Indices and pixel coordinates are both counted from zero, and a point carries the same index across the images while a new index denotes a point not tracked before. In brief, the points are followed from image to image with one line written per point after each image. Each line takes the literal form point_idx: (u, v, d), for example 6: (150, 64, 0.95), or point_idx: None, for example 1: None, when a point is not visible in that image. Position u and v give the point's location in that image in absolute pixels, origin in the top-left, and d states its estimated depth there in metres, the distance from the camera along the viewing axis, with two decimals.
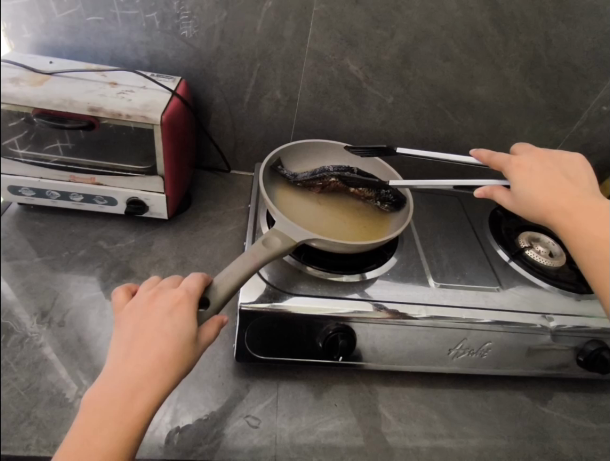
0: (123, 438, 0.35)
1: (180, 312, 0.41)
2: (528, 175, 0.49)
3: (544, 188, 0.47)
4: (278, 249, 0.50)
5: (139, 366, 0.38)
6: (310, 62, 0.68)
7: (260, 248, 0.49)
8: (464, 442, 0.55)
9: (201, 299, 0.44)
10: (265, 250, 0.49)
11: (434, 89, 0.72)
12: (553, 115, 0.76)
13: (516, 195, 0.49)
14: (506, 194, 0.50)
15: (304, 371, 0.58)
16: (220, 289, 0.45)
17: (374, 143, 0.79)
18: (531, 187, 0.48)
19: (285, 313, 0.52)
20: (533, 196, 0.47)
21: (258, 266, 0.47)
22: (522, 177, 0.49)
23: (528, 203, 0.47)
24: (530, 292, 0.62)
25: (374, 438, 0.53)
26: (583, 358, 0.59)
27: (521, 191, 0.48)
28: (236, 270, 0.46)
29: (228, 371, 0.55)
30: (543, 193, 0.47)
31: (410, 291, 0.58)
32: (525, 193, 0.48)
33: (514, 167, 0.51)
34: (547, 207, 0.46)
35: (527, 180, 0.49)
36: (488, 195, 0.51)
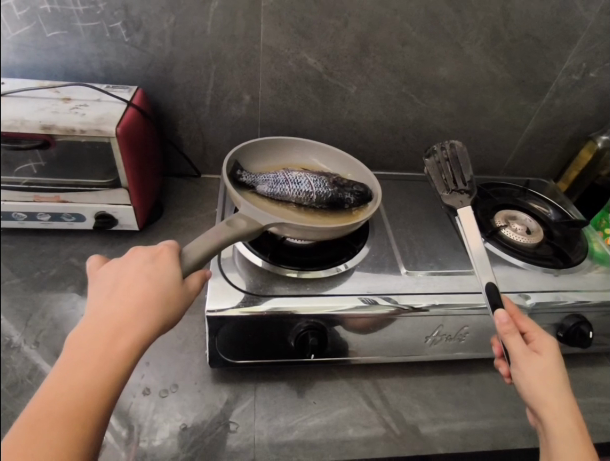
0: (113, 366, 0.35)
1: (163, 261, 0.43)
2: (555, 362, 0.45)
3: (553, 390, 0.43)
4: (245, 230, 0.50)
5: (125, 302, 0.39)
6: (267, 59, 0.67)
7: (225, 228, 0.48)
8: (446, 427, 0.55)
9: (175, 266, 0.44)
10: (230, 230, 0.49)
11: (396, 75, 0.71)
12: (521, 89, 0.75)
13: (530, 357, 0.44)
14: (519, 340, 0.45)
15: (281, 372, 0.57)
16: (188, 257, 0.44)
17: (343, 134, 0.78)
18: (538, 382, 0.43)
19: (254, 315, 0.51)
20: (536, 398, 0.43)
21: (222, 242, 0.47)
22: (548, 355, 0.45)
23: (540, 373, 0.44)
24: (505, 272, 0.61)
25: (356, 433, 0.53)
26: (563, 333, 0.58)
27: (539, 364, 0.44)
28: (205, 243, 0.46)
29: (204, 377, 0.55)
30: (554, 400, 0.43)
31: (382, 281, 0.57)
32: (533, 373, 0.44)
33: (541, 342, 0.46)
34: (546, 404, 0.43)
35: (553, 367, 0.44)
36: (504, 323, 0.46)
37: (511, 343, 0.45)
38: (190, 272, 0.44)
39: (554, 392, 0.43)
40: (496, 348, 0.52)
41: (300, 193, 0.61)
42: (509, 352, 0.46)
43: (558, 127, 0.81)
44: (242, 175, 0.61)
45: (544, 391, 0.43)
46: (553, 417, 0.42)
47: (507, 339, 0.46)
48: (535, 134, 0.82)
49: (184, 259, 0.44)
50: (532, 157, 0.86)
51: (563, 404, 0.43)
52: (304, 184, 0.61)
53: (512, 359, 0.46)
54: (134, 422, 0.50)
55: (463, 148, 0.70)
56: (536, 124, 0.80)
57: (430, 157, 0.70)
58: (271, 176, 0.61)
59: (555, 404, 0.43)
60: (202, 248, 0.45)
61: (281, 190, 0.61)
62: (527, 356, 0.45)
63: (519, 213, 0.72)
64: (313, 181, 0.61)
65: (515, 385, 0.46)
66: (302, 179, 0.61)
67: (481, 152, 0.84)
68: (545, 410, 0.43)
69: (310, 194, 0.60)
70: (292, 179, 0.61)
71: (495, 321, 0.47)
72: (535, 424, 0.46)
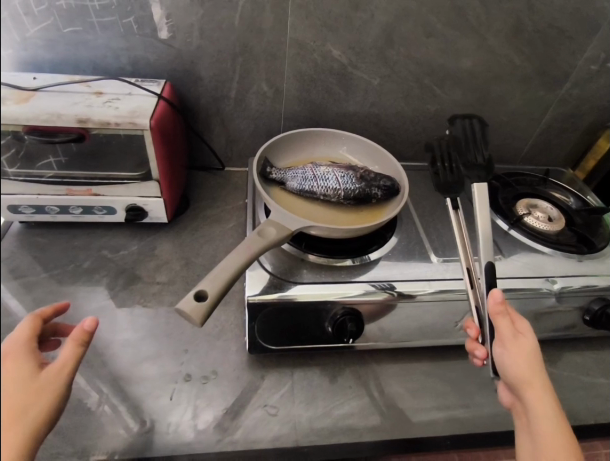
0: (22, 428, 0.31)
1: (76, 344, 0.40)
2: (531, 343, 0.48)
3: (534, 368, 0.47)
4: (274, 239, 0.47)
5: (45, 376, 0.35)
6: (293, 51, 0.68)
7: (255, 239, 0.45)
8: (479, 410, 0.56)
9: (199, 296, 0.39)
10: (260, 241, 0.46)
11: (419, 67, 0.72)
12: (541, 79, 0.76)
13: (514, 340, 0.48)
14: (505, 324, 0.48)
15: (316, 357, 0.59)
16: (216, 281, 0.40)
17: (364, 126, 0.80)
18: (523, 366, 0.47)
19: (290, 302, 0.53)
20: (522, 380, 0.47)
21: (253, 256, 0.44)
22: (526, 337, 0.48)
23: (523, 355, 0.47)
24: (532, 258, 0.62)
25: (392, 416, 0.54)
26: (590, 317, 0.59)
27: (521, 346, 0.47)
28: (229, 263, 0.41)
29: (241, 364, 0.56)
30: (534, 379, 0.47)
31: (413, 269, 0.58)
32: (517, 355, 0.47)
33: (520, 325, 0.49)
34: (527, 384, 0.46)
35: (531, 348, 0.48)
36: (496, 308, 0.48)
37: (500, 326, 0.48)
38: (223, 291, 0.40)
39: (537, 374, 0.47)
40: (472, 331, 0.53)
41: (328, 189, 0.59)
42: (497, 335, 0.49)
43: (574, 117, 0.83)
44: (272, 172, 0.61)
45: (530, 375, 0.47)
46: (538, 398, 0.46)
47: (497, 323, 0.48)
48: (552, 124, 0.84)
49: (213, 280, 0.40)
50: (549, 146, 0.87)
51: (544, 385, 0.47)
52: (331, 180, 0.59)
53: (499, 342, 0.49)
54: (177, 408, 0.51)
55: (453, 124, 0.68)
56: (555, 113, 0.82)
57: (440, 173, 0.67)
58: (299, 172, 0.60)
59: (539, 386, 0.46)
60: (235, 262, 0.42)
61: (309, 187, 0.60)
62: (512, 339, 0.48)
63: (540, 202, 0.73)
64: (341, 176, 0.60)
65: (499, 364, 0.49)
66: (330, 175, 0.60)
67: (499, 141, 0.86)
68: (529, 393, 0.46)
69: (339, 191, 0.59)
70: (320, 175, 0.60)
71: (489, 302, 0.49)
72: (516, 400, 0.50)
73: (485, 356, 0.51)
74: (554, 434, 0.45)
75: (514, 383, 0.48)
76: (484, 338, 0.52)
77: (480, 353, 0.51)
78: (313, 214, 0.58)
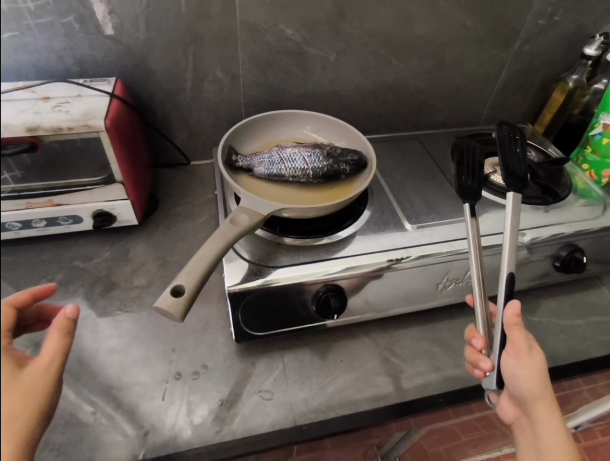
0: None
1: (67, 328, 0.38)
2: (539, 360, 0.51)
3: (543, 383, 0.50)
4: (247, 225, 0.47)
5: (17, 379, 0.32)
6: (245, 35, 0.67)
7: (228, 227, 0.45)
8: (467, 366, 0.58)
9: (174, 289, 0.38)
10: (234, 228, 0.45)
11: (374, 38, 0.71)
12: (494, 39, 0.77)
13: (527, 359, 0.49)
14: (520, 343, 0.49)
15: (305, 337, 0.59)
16: (192, 274, 0.39)
17: (326, 104, 0.79)
18: (536, 383, 0.49)
19: (271, 287, 0.52)
20: (534, 394, 0.50)
21: (229, 244, 0.43)
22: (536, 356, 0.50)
23: (535, 373, 0.50)
24: (501, 214, 0.64)
25: (385, 382, 0.55)
26: (559, 262, 0.62)
27: (533, 364, 0.50)
28: (205, 257, 0.41)
29: (231, 354, 0.57)
30: (540, 392, 0.50)
31: (389, 239, 0.59)
32: (529, 373, 0.49)
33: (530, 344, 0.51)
34: (536, 397, 0.50)
35: (539, 364, 0.50)
36: (513, 325, 0.49)
37: (516, 341, 0.49)
38: (200, 283, 0.39)
39: (544, 388, 0.50)
40: (478, 341, 0.52)
41: (297, 170, 0.59)
42: (509, 349, 0.50)
43: (529, 73, 0.84)
44: (238, 160, 0.60)
45: (540, 390, 0.50)
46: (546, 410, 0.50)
47: (513, 337, 0.49)
48: (509, 82, 0.85)
49: (188, 273, 0.39)
50: (507, 104, 0.89)
51: (548, 397, 0.51)
52: (299, 161, 0.59)
53: (512, 357, 0.50)
54: (171, 406, 0.51)
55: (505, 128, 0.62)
56: (510, 71, 0.83)
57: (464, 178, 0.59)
58: (266, 157, 0.60)
59: (545, 397, 0.51)
60: (211, 253, 0.41)
61: (277, 170, 0.59)
62: (526, 358, 0.49)
63: None
64: (308, 156, 0.59)
65: (509, 381, 0.51)
66: (296, 156, 0.59)
67: (460, 105, 0.87)
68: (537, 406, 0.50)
69: (307, 171, 0.59)
70: (287, 157, 0.60)
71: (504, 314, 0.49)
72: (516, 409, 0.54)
73: (491, 368, 0.50)
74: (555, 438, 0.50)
75: (525, 397, 0.51)
76: (488, 348, 0.52)
77: (486, 365, 0.50)
78: (286, 197, 0.58)
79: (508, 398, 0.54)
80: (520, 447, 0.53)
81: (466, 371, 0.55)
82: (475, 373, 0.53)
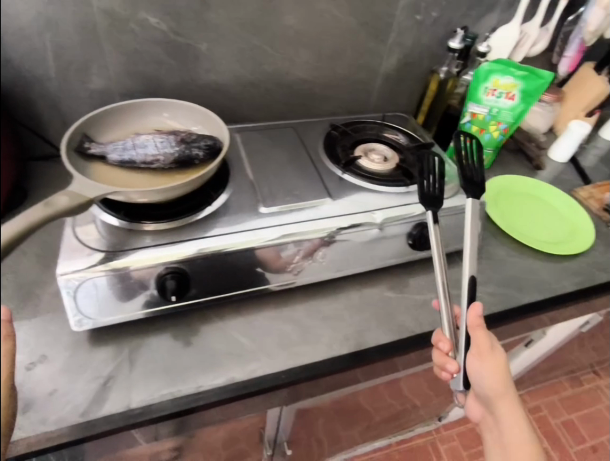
0: None
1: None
2: (501, 363, 0.57)
3: (500, 385, 0.57)
4: (65, 208, 0.47)
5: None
6: (105, 22, 0.66)
7: (40, 208, 0.44)
8: (316, 342, 0.60)
9: None
10: (47, 210, 0.45)
11: (244, 27, 0.73)
12: (367, 31, 0.80)
13: (486, 362, 0.56)
14: (482, 347, 0.56)
15: (160, 322, 0.60)
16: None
17: (206, 94, 0.79)
18: (498, 383, 0.56)
19: (108, 274, 0.52)
20: (496, 392, 0.57)
21: (37, 224, 0.43)
22: (490, 361, 0.56)
23: (483, 378, 0.56)
24: (360, 196, 0.67)
25: (232, 362, 0.57)
26: (412, 241, 0.66)
27: (490, 368, 0.56)
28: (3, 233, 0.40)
29: (78, 342, 0.56)
30: (498, 392, 0.57)
31: (239, 223, 0.60)
32: (483, 373, 0.56)
33: (493, 347, 0.57)
34: (497, 395, 0.57)
35: (502, 369, 0.56)
36: (475, 324, 0.56)
37: (480, 343, 0.56)
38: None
39: (504, 388, 0.57)
40: (444, 344, 0.58)
41: (148, 156, 0.59)
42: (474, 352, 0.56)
43: (407, 65, 0.89)
44: (90, 146, 0.59)
45: (503, 390, 0.57)
46: (508, 405, 0.58)
47: (473, 335, 0.56)
48: (390, 74, 0.89)
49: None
50: (391, 95, 0.93)
51: (510, 394, 0.58)
52: (150, 147, 0.60)
53: (477, 359, 0.56)
54: None
55: (476, 138, 0.68)
56: (389, 62, 0.87)
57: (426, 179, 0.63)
58: (119, 144, 0.60)
59: (507, 397, 0.58)
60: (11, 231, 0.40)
61: (130, 156, 0.59)
62: (480, 357, 0.56)
63: (375, 145, 0.77)
64: (160, 142, 0.60)
65: (474, 380, 0.58)
66: (149, 142, 0.60)
67: (346, 96, 0.89)
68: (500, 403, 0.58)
69: (159, 156, 0.59)
70: (139, 144, 0.60)
71: (469, 316, 0.56)
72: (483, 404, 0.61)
73: (457, 370, 0.56)
74: (520, 428, 0.58)
75: (491, 396, 0.58)
76: (454, 350, 0.58)
77: (452, 367, 0.56)
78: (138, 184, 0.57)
79: (474, 398, 0.62)
80: (486, 441, 0.62)
81: (434, 374, 0.61)
82: (443, 376, 0.59)
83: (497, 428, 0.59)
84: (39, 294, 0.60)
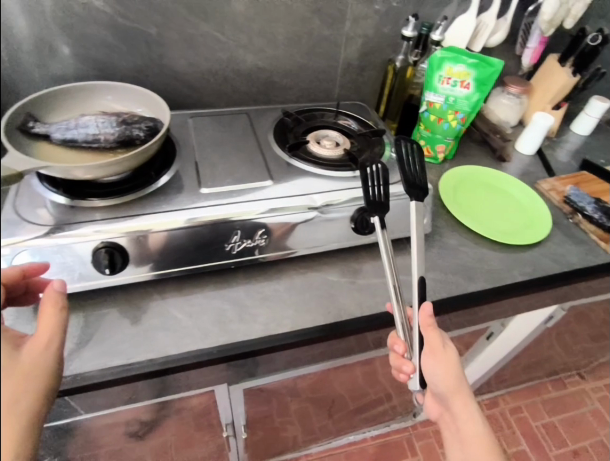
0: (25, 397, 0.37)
1: (53, 308, 0.43)
2: (454, 363, 0.57)
3: (455, 381, 0.57)
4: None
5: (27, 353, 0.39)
6: (51, 5, 0.67)
7: None
8: (252, 322, 0.60)
9: None
10: None
11: (193, 12, 0.74)
12: (320, 18, 0.81)
13: (441, 360, 0.56)
14: (436, 345, 0.56)
15: (98, 299, 0.60)
16: None
17: (162, 81, 0.80)
18: (452, 382, 0.57)
19: (48, 246, 0.54)
20: (450, 389, 0.58)
21: None
22: (445, 362, 0.56)
23: (439, 376, 0.57)
24: (303, 180, 0.67)
25: (164, 337, 0.57)
26: (354, 224, 0.67)
27: (444, 367, 0.56)
28: None
29: (15, 314, 0.57)
30: (451, 389, 0.58)
31: (179, 201, 0.61)
32: (438, 370, 0.56)
33: (445, 348, 0.57)
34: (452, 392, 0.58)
35: (454, 368, 0.57)
36: (427, 323, 0.56)
37: (432, 342, 0.57)
38: None
39: (460, 385, 0.58)
40: (399, 346, 0.59)
41: (89, 135, 0.61)
42: (426, 351, 0.57)
43: (367, 54, 0.89)
44: (34, 126, 0.61)
45: (456, 387, 0.58)
46: (462, 400, 0.59)
47: (428, 332, 0.56)
48: (349, 63, 0.90)
49: None
50: (353, 85, 0.94)
51: (465, 391, 0.59)
52: (91, 128, 0.61)
53: (429, 356, 0.56)
54: None
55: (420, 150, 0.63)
56: (347, 52, 0.88)
57: (374, 165, 0.62)
58: (62, 124, 0.61)
59: (462, 392, 0.59)
60: None
61: (71, 135, 0.61)
62: (435, 356, 0.56)
63: (328, 132, 0.78)
64: (101, 122, 0.62)
65: (428, 377, 0.58)
66: (90, 122, 0.62)
67: (307, 85, 0.90)
68: (454, 398, 0.59)
69: (99, 136, 0.61)
70: (81, 124, 0.62)
71: (420, 316, 0.57)
72: (437, 400, 0.62)
73: (413, 370, 0.57)
74: (474, 423, 0.60)
75: (445, 394, 0.59)
76: (409, 352, 0.59)
77: (409, 368, 0.57)
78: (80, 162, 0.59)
79: (431, 395, 0.62)
80: (445, 439, 0.62)
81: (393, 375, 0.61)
82: (402, 376, 0.60)
83: (455, 424, 0.60)
84: None
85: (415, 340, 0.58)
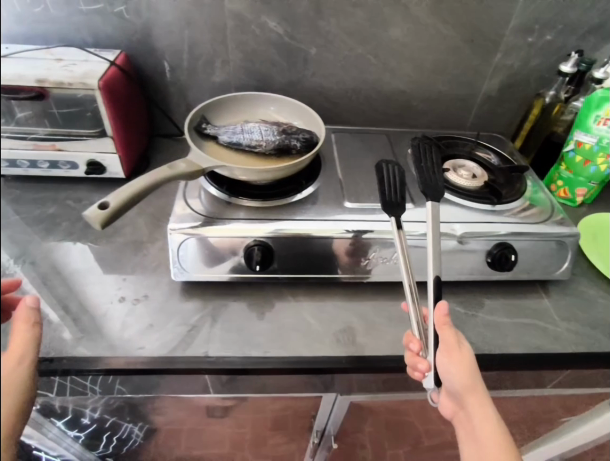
0: None
1: (25, 324, 0.40)
2: (469, 362, 0.52)
3: (471, 383, 0.52)
4: (184, 172, 0.55)
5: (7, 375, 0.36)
6: (233, 24, 0.76)
7: (165, 170, 0.53)
8: (379, 338, 0.62)
9: (100, 204, 0.47)
10: (170, 171, 0.54)
11: (352, 36, 0.78)
12: (472, 48, 0.81)
13: (454, 357, 0.52)
14: (449, 341, 0.52)
15: (239, 289, 0.66)
16: (118, 194, 0.48)
17: (308, 96, 0.86)
18: (468, 378, 0.52)
19: (210, 235, 0.61)
20: (466, 391, 0.52)
21: (160, 181, 0.52)
22: (458, 360, 0.52)
23: (455, 375, 0.52)
24: (442, 208, 0.68)
25: (297, 337, 0.61)
26: (490, 258, 0.66)
27: (459, 365, 0.52)
28: (138, 184, 0.50)
29: (171, 290, 0.65)
30: (466, 390, 0.52)
31: (326, 211, 0.65)
32: (451, 367, 0.52)
33: (459, 345, 0.53)
34: (467, 395, 0.52)
35: (468, 368, 0.52)
36: (441, 319, 0.53)
37: (448, 341, 0.52)
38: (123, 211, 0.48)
39: (476, 387, 0.52)
40: (414, 345, 0.54)
41: (252, 141, 0.67)
42: (441, 350, 0.52)
43: (512, 86, 0.87)
44: (206, 128, 0.68)
45: (473, 384, 0.52)
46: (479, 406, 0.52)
47: (442, 328, 0.53)
48: (491, 94, 0.88)
49: (112, 198, 0.48)
50: (491, 116, 0.92)
51: (483, 398, 0.53)
52: (255, 134, 0.67)
53: (444, 354, 0.52)
54: (107, 323, 0.60)
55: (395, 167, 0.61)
56: (492, 82, 0.86)
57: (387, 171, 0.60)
58: (230, 128, 0.68)
59: (479, 396, 0.53)
60: (130, 190, 0.49)
61: (237, 139, 0.67)
62: (449, 352, 0.52)
63: (467, 162, 0.78)
64: (264, 130, 0.68)
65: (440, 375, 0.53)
66: (254, 129, 0.68)
67: (443, 112, 0.90)
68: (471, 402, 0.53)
69: (262, 143, 0.67)
70: (246, 129, 0.68)
71: (435, 315, 0.53)
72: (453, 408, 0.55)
73: (428, 368, 0.53)
74: (495, 436, 0.52)
75: (459, 393, 0.53)
76: (424, 351, 0.54)
77: (424, 366, 0.53)
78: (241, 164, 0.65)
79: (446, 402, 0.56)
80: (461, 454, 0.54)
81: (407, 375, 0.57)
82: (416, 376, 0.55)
83: (472, 433, 0.53)
84: (149, 246, 0.71)
85: (430, 339, 0.54)
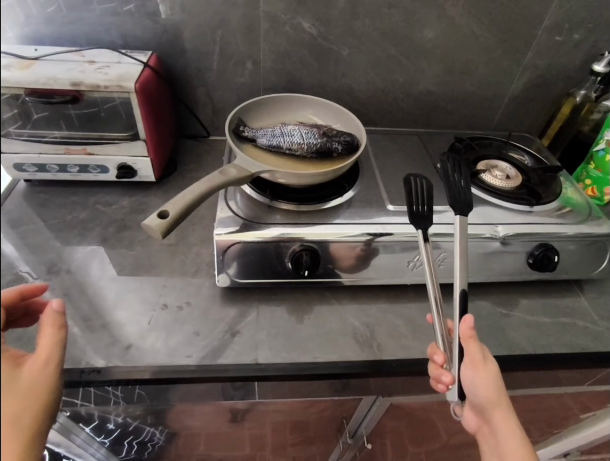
0: (33, 418, 0.36)
1: (52, 329, 0.39)
2: (495, 375, 0.51)
3: (495, 395, 0.51)
4: (235, 178, 0.55)
5: (36, 378, 0.37)
6: (267, 24, 0.75)
7: (216, 176, 0.53)
8: (427, 341, 0.62)
9: (160, 214, 0.48)
10: (221, 178, 0.54)
11: (385, 37, 0.78)
12: (504, 48, 0.81)
13: (481, 372, 0.50)
14: (475, 356, 0.50)
15: (282, 294, 0.66)
16: (171, 204, 0.49)
17: (337, 97, 0.85)
18: (493, 391, 0.51)
19: (256, 241, 0.60)
20: (490, 402, 0.51)
21: (213, 188, 0.52)
22: (484, 375, 0.50)
23: (481, 388, 0.51)
24: (483, 209, 0.68)
25: (346, 342, 0.60)
26: (532, 259, 0.65)
27: (485, 379, 0.50)
28: (191, 192, 0.50)
29: (213, 296, 0.64)
30: (492, 402, 0.51)
31: (370, 214, 0.65)
32: (478, 382, 0.50)
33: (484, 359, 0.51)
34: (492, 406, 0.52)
35: (494, 382, 0.51)
36: (467, 335, 0.50)
37: (473, 354, 0.50)
38: (181, 220, 0.49)
39: (500, 398, 0.51)
40: (439, 356, 0.52)
41: (293, 144, 0.66)
42: (467, 364, 0.51)
43: (541, 86, 0.87)
44: (244, 130, 0.67)
45: (498, 399, 0.52)
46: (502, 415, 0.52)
47: (468, 343, 0.50)
48: (520, 94, 0.88)
49: (168, 208, 0.48)
50: (518, 115, 0.92)
51: (506, 405, 0.53)
52: (296, 136, 0.66)
53: (471, 367, 0.50)
54: (151, 331, 0.59)
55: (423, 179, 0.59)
56: (521, 82, 0.86)
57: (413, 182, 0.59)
58: (269, 130, 0.67)
59: (502, 405, 0.52)
60: (185, 200, 0.50)
61: (277, 142, 0.66)
62: (475, 367, 0.50)
63: (500, 163, 0.78)
64: (305, 133, 0.66)
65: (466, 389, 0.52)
66: (295, 132, 0.66)
67: (471, 111, 0.90)
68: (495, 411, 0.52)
69: (303, 146, 0.66)
70: (286, 132, 0.66)
71: (460, 327, 0.50)
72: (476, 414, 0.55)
73: (452, 382, 0.50)
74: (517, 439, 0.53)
75: (483, 406, 0.53)
76: (449, 363, 0.52)
77: (448, 378, 0.50)
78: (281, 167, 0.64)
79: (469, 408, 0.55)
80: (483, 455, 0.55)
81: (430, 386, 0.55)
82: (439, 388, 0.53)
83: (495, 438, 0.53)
84: (186, 251, 0.70)
85: (455, 352, 0.52)
